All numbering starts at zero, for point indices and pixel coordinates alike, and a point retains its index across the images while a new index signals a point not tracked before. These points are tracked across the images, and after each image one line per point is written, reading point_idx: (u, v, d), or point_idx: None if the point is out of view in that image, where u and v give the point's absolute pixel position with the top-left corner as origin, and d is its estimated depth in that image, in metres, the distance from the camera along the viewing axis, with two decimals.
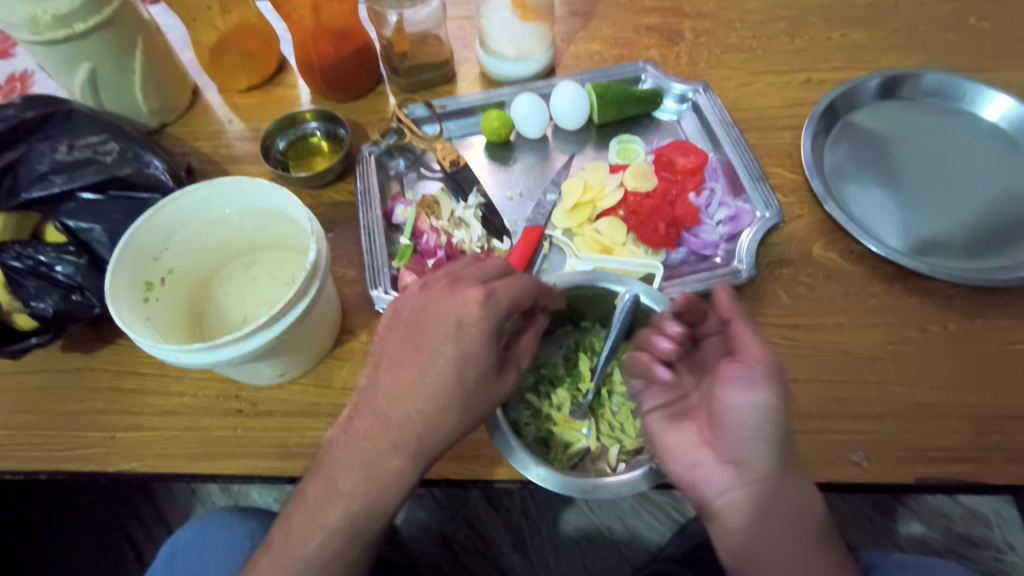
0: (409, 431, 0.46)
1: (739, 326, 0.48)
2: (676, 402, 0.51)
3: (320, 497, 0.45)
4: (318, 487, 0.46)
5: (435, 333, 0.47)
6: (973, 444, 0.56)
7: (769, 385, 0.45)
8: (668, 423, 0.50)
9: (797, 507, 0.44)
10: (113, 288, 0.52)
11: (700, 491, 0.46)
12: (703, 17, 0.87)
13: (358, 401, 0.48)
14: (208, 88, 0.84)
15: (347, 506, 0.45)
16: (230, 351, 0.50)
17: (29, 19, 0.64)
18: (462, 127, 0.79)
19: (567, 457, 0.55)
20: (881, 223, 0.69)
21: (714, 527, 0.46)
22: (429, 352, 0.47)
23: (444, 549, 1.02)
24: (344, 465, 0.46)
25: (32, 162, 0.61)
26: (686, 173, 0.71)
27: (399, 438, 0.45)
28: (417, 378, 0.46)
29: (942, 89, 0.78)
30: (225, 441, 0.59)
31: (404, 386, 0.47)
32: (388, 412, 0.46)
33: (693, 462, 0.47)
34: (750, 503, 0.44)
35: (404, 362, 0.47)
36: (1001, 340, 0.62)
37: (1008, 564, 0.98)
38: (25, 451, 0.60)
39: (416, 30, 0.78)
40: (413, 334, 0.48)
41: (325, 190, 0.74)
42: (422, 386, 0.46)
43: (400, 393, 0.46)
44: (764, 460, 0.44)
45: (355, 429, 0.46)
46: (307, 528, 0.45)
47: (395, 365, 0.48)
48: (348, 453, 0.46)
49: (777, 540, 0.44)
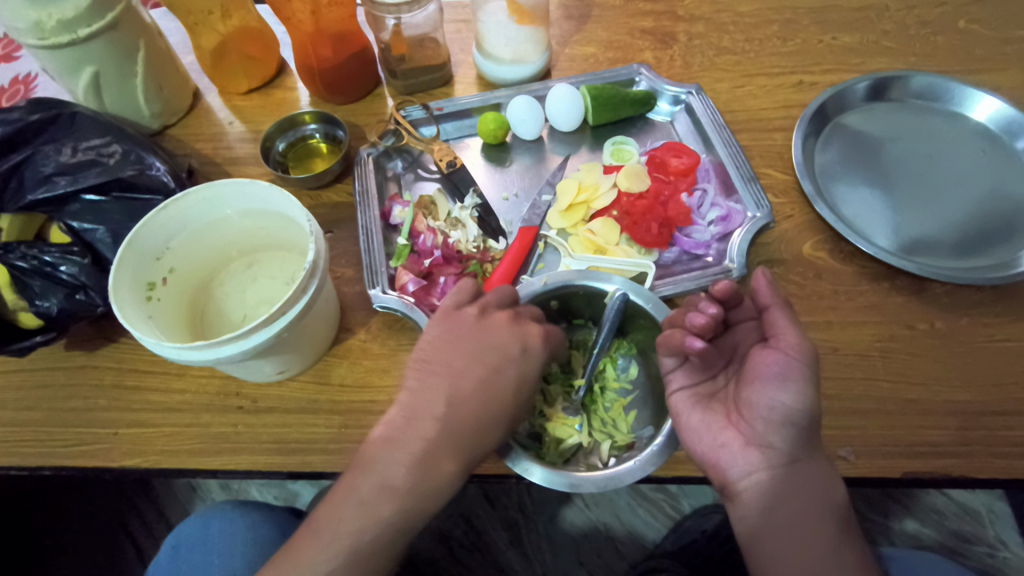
0: (471, 440, 0.49)
1: (777, 313, 0.49)
2: (705, 384, 0.53)
3: (373, 495, 0.46)
4: (366, 484, 0.47)
5: (501, 352, 0.52)
6: (958, 439, 0.58)
7: (801, 375, 0.46)
8: (694, 403, 0.53)
9: (819, 490, 0.47)
10: (117, 286, 0.53)
11: (724, 472, 0.48)
12: (697, 20, 0.88)
13: (412, 403, 0.50)
14: (209, 90, 0.85)
15: (398, 503, 0.46)
16: (231, 348, 0.51)
17: (34, 23, 0.65)
18: (459, 129, 0.80)
19: (559, 452, 0.56)
20: (872, 223, 0.70)
21: (733, 506, 0.49)
22: (497, 369, 0.51)
23: (442, 546, 1.04)
24: (398, 464, 0.47)
25: (38, 164, 0.63)
26: (679, 174, 0.72)
27: (459, 444, 0.48)
28: (480, 390, 0.50)
29: (931, 90, 0.79)
30: (226, 437, 0.61)
31: (466, 395, 0.50)
32: (453, 420, 0.49)
33: (719, 445, 0.49)
34: (774, 486, 0.47)
35: (471, 374, 0.51)
36: (987, 337, 0.63)
37: (1000, 559, 0.99)
38: (30, 446, 0.61)
39: (413, 33, 0.80)
40: (475, 347, 0.51)
41: (323, 191, 0.76)
42: (485, 400, 0.50)
43: (461, 402, 0.49)
44: (791, 446, 0.46)
45: (415, 431, 0.48)
46: (350, 523, 0.46)
47: (455, 374, 0.50)
48: (402, 452, 0.47)
49: (797, 524, 0.46)
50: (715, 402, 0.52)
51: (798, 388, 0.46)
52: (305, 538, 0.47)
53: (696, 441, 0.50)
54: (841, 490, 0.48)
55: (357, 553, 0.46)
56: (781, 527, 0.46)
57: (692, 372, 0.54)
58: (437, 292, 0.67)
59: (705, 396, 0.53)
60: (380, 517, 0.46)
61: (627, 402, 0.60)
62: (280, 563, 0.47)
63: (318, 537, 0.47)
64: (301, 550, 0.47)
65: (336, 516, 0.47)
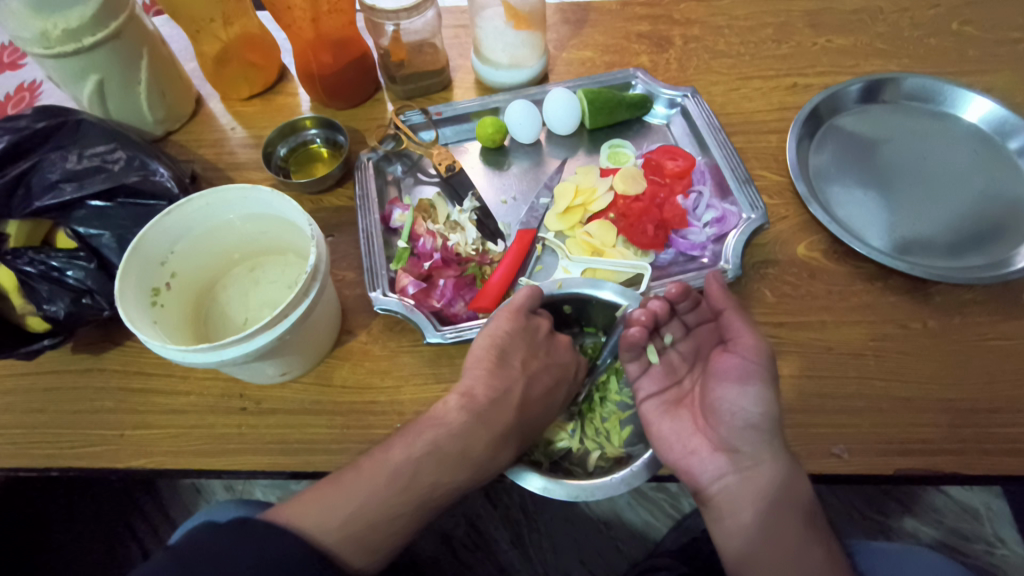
0: (530, 437, 0.56)
1: (732, 316, 0.53)
2: (670, 390, 0.57)
3: (445, 459, 0.51)
4: (444, 450, 0.51)
5: (567, 368, 0.60)
6: (950, 437, 0.58)
7: (760, 377, 0.50)
8: (663, 410, 0.56)
9: (788, 489, 0.49)
10: (122, 289, 0.54)
11: (696, 477, 0.51)
12: (692, 23, 0.89)
13: (494, 389, 0.55)
14: (211, 97, 0.87)
15: (470, 474, 0.52)
16: (234, 350, 0.52)
17: (40, 33, 0.67)
18: (458, 133, 0.81)
19: (548, 453, 0.58)
20: (864, 224, 0.71)
21: (709, 510, 0.51)
22: (559, 380, 0.59)
23: (445, 546, 1.04)
24: (480, 442, 0.52)
25: (44, 171, 0.63)
26: (675, 176, 0.73)
27: (524, 440, 0.55)
28: (548, 397, 0.58)
29: (923, 92, 0.80)
30: (230, 438, 0.62)
31: (537, 398, 0.57)
32: (524, 414, 0.56)
33: (689, 449, 0.52)
34: (743, 487, 0.49)
35: (542, 379, 0.58)
36: (979, 335, 0.64)
37: (999, 557, 0.99)
38: (37, 448, 0.62)
39: (412, 39, 0.81)
40: (549, 358, 0.59)
41: (324, 195, 0.77)
42: (548, 407, 0.58)
43: (536, 405, 0.57)
44: (756, 446, 0.49)
45: (495, 416, 0.54)
46: (421, 480, 0.50)
47: (532, 376, 0.57)
48: (484, 432, 0.53)
49: (769, 524, 0.48)
50: (682, 407, 0.55)
51: (758, 388, 0.50)
52: (353, 480, 0.49)
53: (667, 448, 0.53)
54: (809, 488, 0.50)
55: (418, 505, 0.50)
56: (752, 528, 0.48)
57: (658, 379, 0.57)
58: (437, 295, 0.68)
59: (673, 401, 0.56)
60: (448, 479, 0.51)
61: (625, 416, 0.61)
62: (321, 494, 0.48)
63: (387, 485, 0.49)
64: (346, 488, 0.48)
65: (408, 469, 0.50)
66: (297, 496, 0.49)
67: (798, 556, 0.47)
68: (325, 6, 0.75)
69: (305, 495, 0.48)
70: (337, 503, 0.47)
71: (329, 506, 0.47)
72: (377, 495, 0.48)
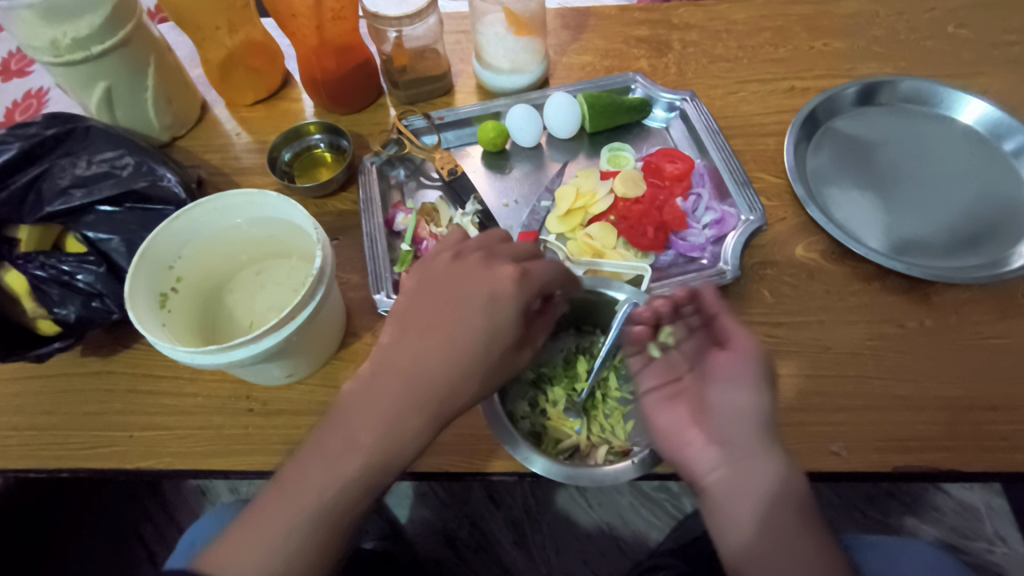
0: (432, 392, 0.46)
1: (725, 318, 0.55)
2: (670, 384, 0.56)
3: (339, 445, 0.45)
4: (333, 440, 0.45)
5: (472, 305, 0.48)
6: (948, 434, 0.59)
7: (755, 372, 0.51)
8: (661, 402, 0.55)
9: (782, 484, 0.48)
10: (132, 293, 0.56)
11: (692, 470, 0.51)
12: (690, 28, 0.90)
13: (380, 357, 0.48)
14: (216, 103, 0.88)
15: (369, 450, 0.44)
16: (242, 351, 0.53)
17: (50, 42, 0.68)
18: (459, 138, 0.82)
19: (557, 451, 0.59)
20: (863, 225, 0.72)
21: (705, 503, 0.50)
22: (458, 319, 0.48)
23: (448, 547, 1.05)
24: (370, 425, 0.45)
25: (54, 176, 0.65)
26: (674, 179, 0.74)
27: (422, 400, 0.46)
28: (447, 343, 0.47)
29: (920, 95, 0.81)
30: (237, 438, 0.63)
31: (432, 356, 0.47)
32: (412, 371, 0.46)
33: (685, 443, 0.52)
34: (737, 480, 0.49)
35: (436, 328, 0.48)
36: (975, 334, 0.65)
37: (999, 556, 1.00)
38: (48, 450, 0.63)
39: (415, 45, 0.82)
40: (441, 298, 0.49)
41: (329, 200, 0.78)
42: (443, 358, 0.47)
43: (431, 356, 0.47)
44: (750, 439, 0.49)
45: (379, 382, 0.46)
46: (319, 481, 0.44)
47: (425, 332, 0.48)
48: (374, 412, 0.45)
49: (763, 515, 0.48)
50: (682, 400, 0.55)
51: (751, 385, 0.50)
52: (271, 501, 0.44)
53: (665, 440, 0.53)
54: (803, 485, 0.49)
55: (325, 513, 0.43)
56: (746, 521, 0.48)
57: (659, 373, 0.57)
58: None
59: (672, 395, 0.56)
60: (341, 472, 0.44)
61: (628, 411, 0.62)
62: (245, 526, 0.43)
63: (293, 495, 0.44)
64: (265, 511, 0.44)
65: (308, 477, 0.44)
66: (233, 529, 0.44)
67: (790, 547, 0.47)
68: (328, 14, 0.76)
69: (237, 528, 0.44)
70: (257, 527, 0.43)
71: (251, 544, 0.42)
72: (284, 512, 0.43)
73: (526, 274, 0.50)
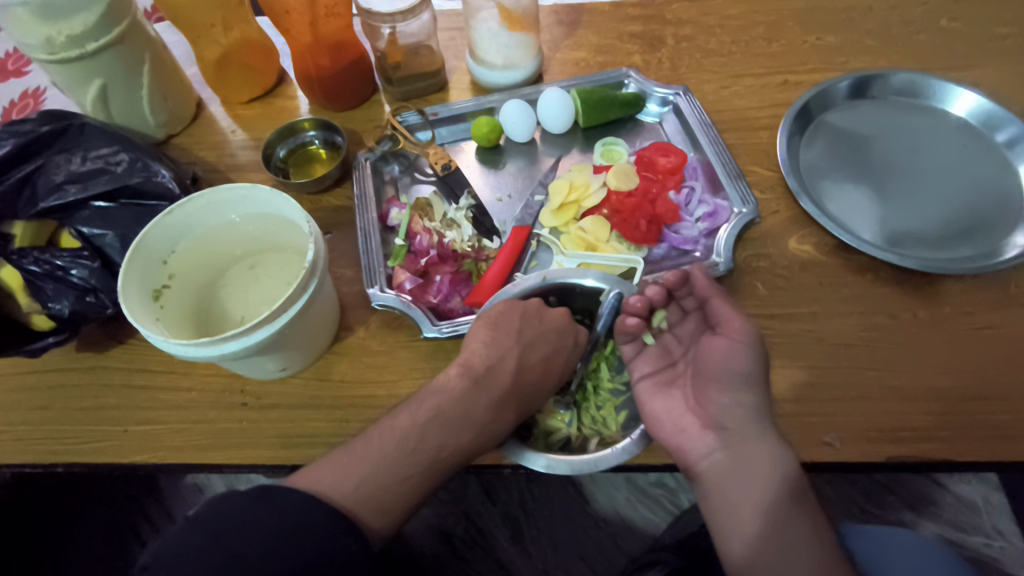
0: (528, 399, 0.58)
1: (719, 302, 0.56)
2: (663, 370, 0.59)
3: (453, 423, 0.54)
4: (444, 417, 0.54)
5: (568, 338, 0.61)
6: (941, 424, 0.59)
7: (749, 357, 0.53)
8: (655, 388, 0.58)
9: (776, 467, 0.50)
10: (126, 287, 0.56)
11: (686, 454, 0.53)
12: (684, 23, 0.91)
13: (490, 358, 0.58)
14: (212, 101, 0.88)
15: (478, 431, 0.54)
16: (234, 344, 0.53)
17: (45, 40, 0.68)
18: (453, 133, 0.83)
19: (548, 443, 0.59)
20: (856, 217, 0.72)
21: (698, 487, 0.53)
22: (559, 346, 0.60)
23: (445, 544, 1.05)
24: (481, 406, 0.55)
25: (49, 173, 0.65)
26: (666, 173, 0.74)
27: (522, 402, 0.58)
28: (545, 361, 0.59)
29: (913, 87, 0.81)
30: (231, 432, 0.63)
31: (534, 366, 0.59)
32: (519, 380, 0.58)
33: (679, 428, 0.55)
34: (730, 464, 0.51)
35: (540, 348, 0.59)
36: (968, 325, 0.65)
37: (997, 549, 0.99)
38: (42, 445, 0.64)
39: (408, 41, 0.83)
40: (543, 325, 0.60)
41: (323, 195, 0.78)
42: (544, 375, 0.59)
43: (535, 373, 0.59)
44: (741, 423, 0.52)
45: (492, 381, 0.57)
46: (429, 442, 0.53)
47: (528, 344, 0.59)
48: (485, 399, 0.56)
49: (754, 498, 0.49)
50: (675, 387, 0.58)
51: (746, 370, 0.53)
52: (369, 448, 0.52)
53: (659, 426, 0.56)
54: (798, 468, 0.50)
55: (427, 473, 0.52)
56: (738, 504, 0.50)
57: (652, 360, 0.60)
58: (434, 291, 0.69)
59: (666, 382, 0.59)
60: (445, 439, 0.54)
61: (619, 403, 0.62)
62: (335, 469, 0.50)
63: (397, 448, 0.52)
64: (356, 456, 0.51)
65: (415, 433, 0.53)
66: (318, 462, 0.52)
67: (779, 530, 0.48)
68: (323, 11, 0.76)
69: (321, 464, 0.51)
70: (351, 467, 0.50)
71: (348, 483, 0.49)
72: (387, 461, 0.51)
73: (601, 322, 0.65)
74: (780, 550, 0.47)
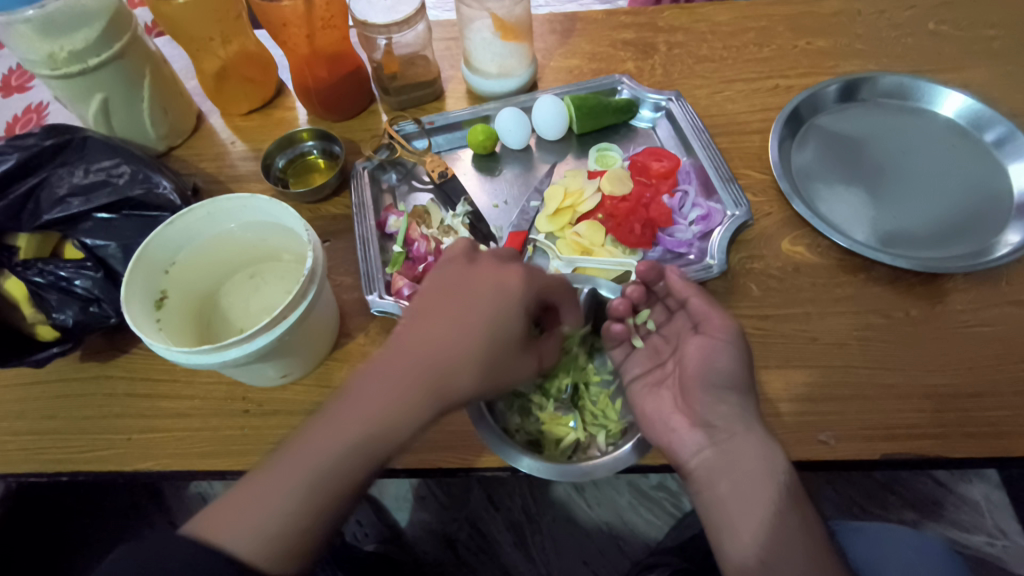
0: (434, 374, 0.49)
1: (698, 301, 0.58)
2: (653, 371, 0.61)
3: (337, 425, 0.47)
4: (338, 415, 0.47)
5: (501, 300, 0.53)
6: (935, 421, 0.60)
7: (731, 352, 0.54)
8: (646, 389, 0.60)
9: (765, 462, 0.50)
10: (128, 294, 0.57)
11: (677, 453, 0.55)
12: (676, 30, 0.92)
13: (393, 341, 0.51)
14: (211, 113, 0.90)
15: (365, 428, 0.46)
16: (235, 351, 0.54)
17: (47, 56, 0.70)
18: (450, 141, 0.84)
19: (561, 450, 0.60)
20: (850, 219, 0.73)
21: (690, 484, 0.54)
22: (466, 310, 0.52)
23: (448, 550, 1.05)
24: (367, 395, 0.48)
25: (53, 186, 0.66)
26: (659, 177, 0.76)
27: (427, 381, 0.49)
28: (455, 326, 0.51)
29: (901, 89, 0.83)
30: (233, 439, 0.64)
31: (439, 332, 0.50)
32: (419, 354, 0.49)
33: (670, 427, 0.56)
34: (720, 460, 0.52)
35: (443, 316, 0.51)
36: (960, 323, 0.65)
37: (1000, 549, 0.99)
38: (48, 454, 0.64)
39: (404, 52, 0.84)
40: (457, 294, 0.53)
41: (322, 204, 0.79)
42: (452, 342, 0.50)
43: (438, 347, 0.50)
44: (728, 419, 0.53)
45: (387, 364, 0.49)
46: (325, 453, 0.46)
47: (431, 313, 0.52)
48: (375, 386, 0.48)
49: (744, 493, 0.50)
50: (663, 388, 0.59)
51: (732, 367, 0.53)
52: (277, 472, 0.45)
53: (651, 426, 0.57)
54: (789, 464, 0.51)
55: (322, 478, 0.45)
56: (727, 498, 0.51)
57: (642, 362, 0.62)
58: None
59: (655, 382, 0.60)
60: (342, 445, 0.46)
61: (612, 392, 0.64)
62: (245, 495, 0.44)
63: (292, 469, 0.45)
64: (264, 480, 0.45)
65: (304, 446, 0.46)
66: (219, 499, 0.45)
67: (768, 523, 0.48)
68: (319, 23, 0.77)
69: (212, 508, 0.44)
70: (259, 500, 0.44)
71: (244, 510, 0.43)
72: (284, 481, 0.45)
73: (535, 276, 0.56)
74: (770, 542, 0.48)
